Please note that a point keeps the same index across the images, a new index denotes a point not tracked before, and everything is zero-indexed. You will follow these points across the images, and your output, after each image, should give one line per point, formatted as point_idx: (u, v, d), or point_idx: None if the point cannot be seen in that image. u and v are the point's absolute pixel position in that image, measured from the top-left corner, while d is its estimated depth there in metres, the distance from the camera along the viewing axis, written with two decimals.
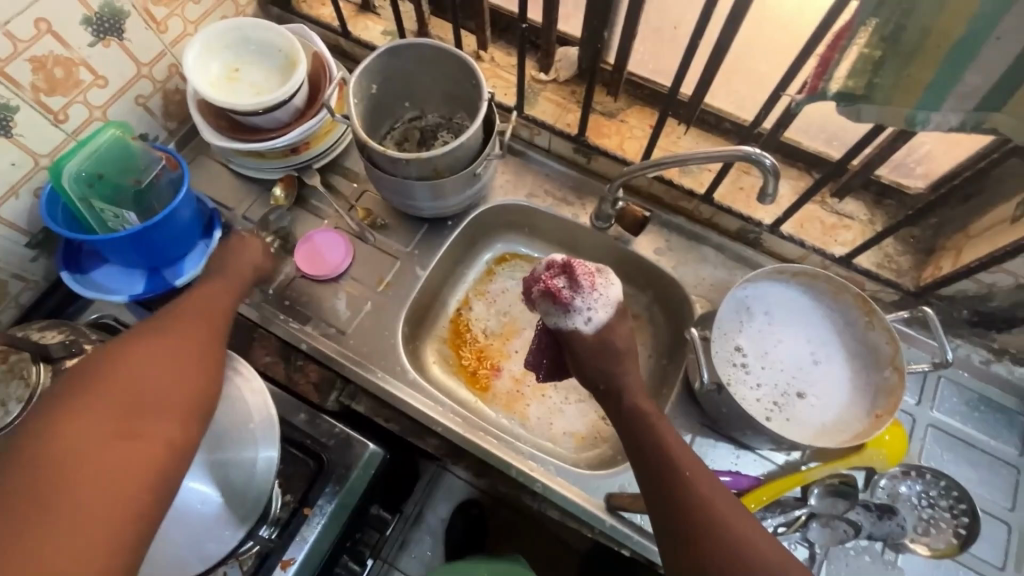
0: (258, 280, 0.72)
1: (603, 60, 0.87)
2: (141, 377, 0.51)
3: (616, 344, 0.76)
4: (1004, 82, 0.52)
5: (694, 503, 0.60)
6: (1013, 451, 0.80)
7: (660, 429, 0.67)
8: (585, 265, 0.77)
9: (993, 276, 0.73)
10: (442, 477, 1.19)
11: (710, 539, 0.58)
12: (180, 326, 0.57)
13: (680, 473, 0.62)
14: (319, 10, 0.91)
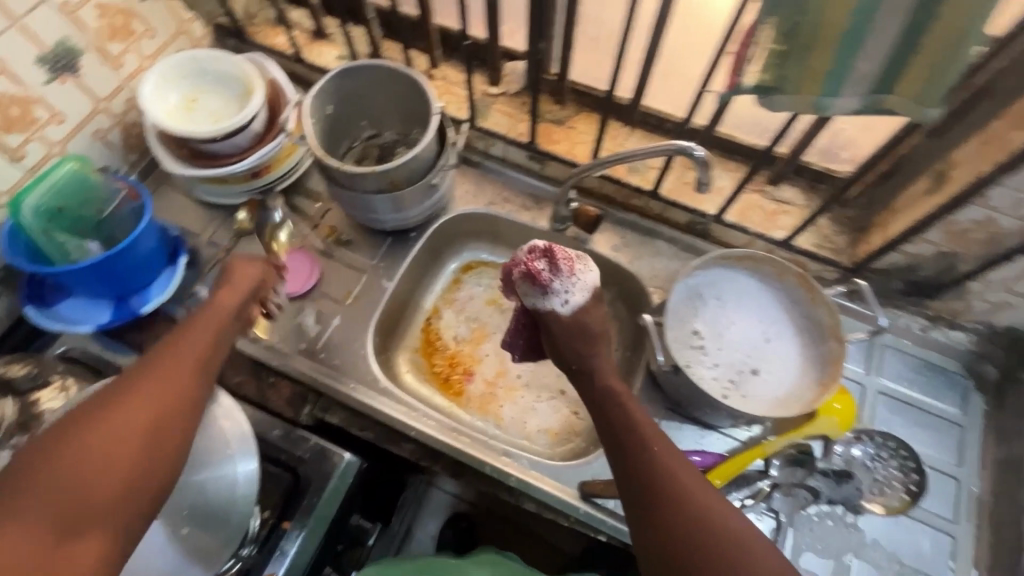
0: (257, 297, 0.69)
1: (547, 70, 0.88)
2: (87, 458, 0.46)
3: (589, 326, 0.71)
4: (893, 63, 0.52)
5: (674, 500, 0.56)
6: (955, 410, 0.81)
7: (640, 420, 0.63)
8: (567, 250, 0.72)
9: (917, 247, 0.74)
10: (429, 493, 1.15)
11: (693, 544, 0.53)
12: (148, 387, 0.52)
13: (663, 465, 0.58)
14: (274, 39, 1.01)
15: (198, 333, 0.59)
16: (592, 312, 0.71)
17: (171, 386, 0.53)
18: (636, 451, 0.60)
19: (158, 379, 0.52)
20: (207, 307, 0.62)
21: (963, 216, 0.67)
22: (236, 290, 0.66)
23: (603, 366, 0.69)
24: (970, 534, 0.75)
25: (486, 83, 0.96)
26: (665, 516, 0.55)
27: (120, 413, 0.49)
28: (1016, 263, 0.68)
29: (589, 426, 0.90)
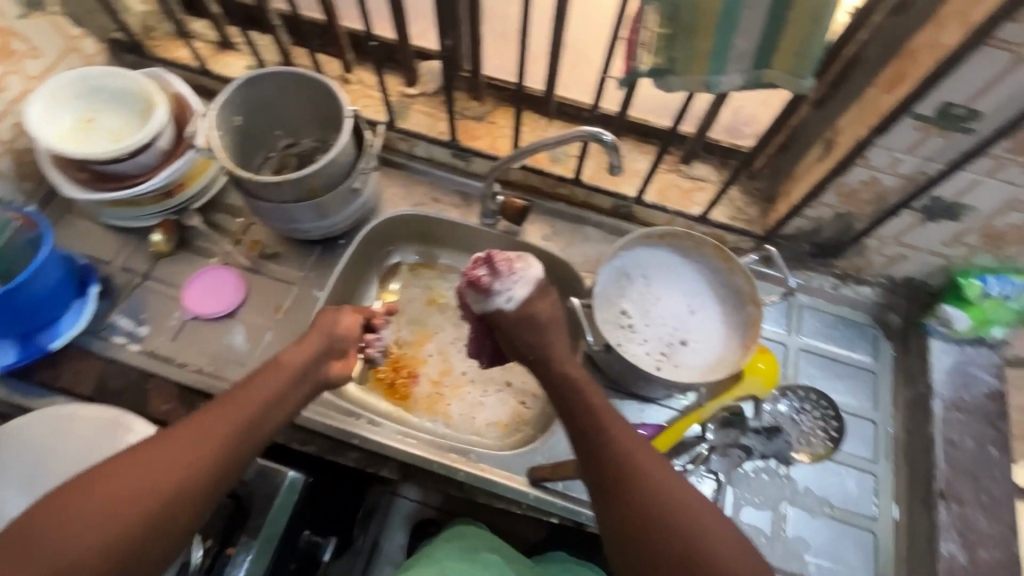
0: (336, 345, 0.71)
1: (461, 68, 0.88)
2: (138, 478, 0.53)
3: (539, 316, 0.68)
4: (767, 40, 0.55)
5: (638, 485, 0.56)
6: (868, 358, 0.87)
7: (601, 405, 0.62)
8: (504, 251, 0.71)
9: (817, 211, 0.80)
10: (395, 503, 1.12)
11: (657, 529, 0.54)
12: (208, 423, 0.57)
13: (626, 450, 0.58)
14: (175, 52, 0.97)
15: (246, 400, 0.60)
16: (540, 306, 0.68)
17: (193, 458, 0.55)
18: (599, 437, 0.60)
19: (178, 449, 0.55)
20: (271, 367, 0.64)
21: (851, 178, 0.72)
22: (300, 351, 0.66)
23: (561, 354, 0.67)
24: (888, 471, 0.81)
25: (402, 84, 0.95)
26: (629, 501, 0.56)
27: (137, 481, 0.53)
28: (902, 217, 0.74)
29: (536, 414, 0.91)
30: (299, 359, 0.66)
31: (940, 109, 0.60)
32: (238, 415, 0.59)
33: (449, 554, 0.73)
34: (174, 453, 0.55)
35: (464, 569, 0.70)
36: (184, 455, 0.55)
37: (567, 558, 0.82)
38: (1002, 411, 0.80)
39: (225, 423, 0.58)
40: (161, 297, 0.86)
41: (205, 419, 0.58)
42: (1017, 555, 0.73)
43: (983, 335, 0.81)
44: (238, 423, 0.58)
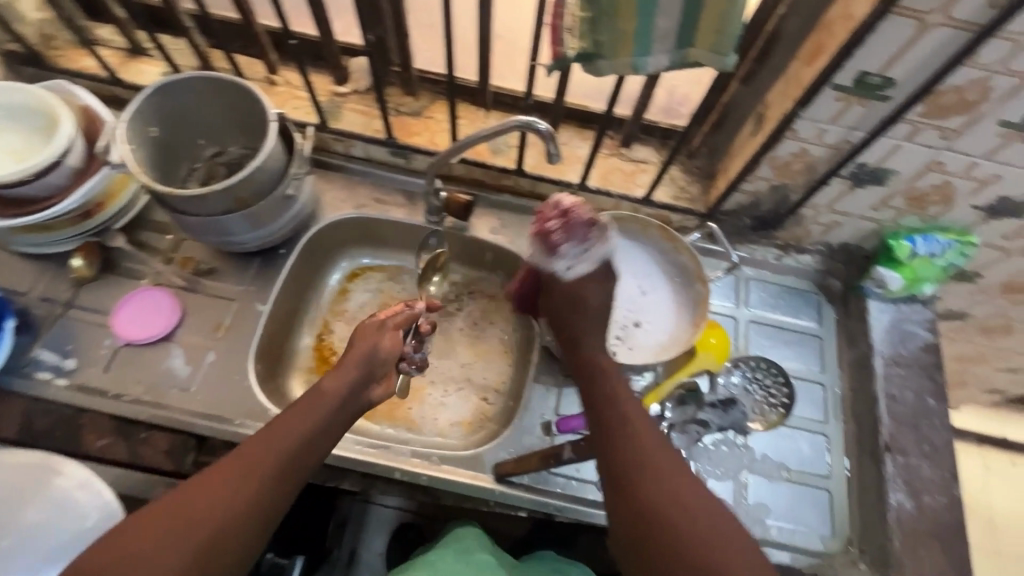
0: (376, 368, 0.67)
1: (390, 63, 0.86)
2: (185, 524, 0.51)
3: (590, 300, 0.73)
4: (686, 19, 0.55)
5: (644, 481, 0.57)
6: (813, 324, 0.90)
7: (627, 404, 0.65)
8: (587, 209, 0.70)
9: (754, 185, 0.81)
10: (370, 509, 1.10)
11: (662, 524, 0.54)
12: (249, 466, 0.55)
13: (639, 447, 0.60)
14: (80, 62, 0.90)
15: (291, 428, 0.58)
16: (592, 289, 0.73)
17: (252, 483, 0.54)
18: (613, 432, 0.62)
19: (239, 479, 0.54)
20: (314, 393, 0.62)
21: (782, 151, 0.74)
22: (340, 377, 0.64)
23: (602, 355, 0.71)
24: (839, 431, 0.84)
25: (331, 83, 0.91)
26: (637, 496, 0.57)
27: (200, 509, 0.52)
28: (833, 185, 0.77)
29: (500, 409, 0.91)
30: (341, 384, 0.63)
31: (857, 78, 0.62)
32: (286, 442, 0.57)
33: (442, 554, 0.71)
34: (232, 480, 0.53)
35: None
36: (243, 480, 0.54)
37: (556, 558, 0.80)
38: (936, 362, 0.84)
39: (276, 450, 0.57)
40: (88, 327, 0.80)
41: (255, 446, 0.56)
42: (958, 498, 0.77)
43: (915, 292, 0.85)
44: (284, 451, 0.57)
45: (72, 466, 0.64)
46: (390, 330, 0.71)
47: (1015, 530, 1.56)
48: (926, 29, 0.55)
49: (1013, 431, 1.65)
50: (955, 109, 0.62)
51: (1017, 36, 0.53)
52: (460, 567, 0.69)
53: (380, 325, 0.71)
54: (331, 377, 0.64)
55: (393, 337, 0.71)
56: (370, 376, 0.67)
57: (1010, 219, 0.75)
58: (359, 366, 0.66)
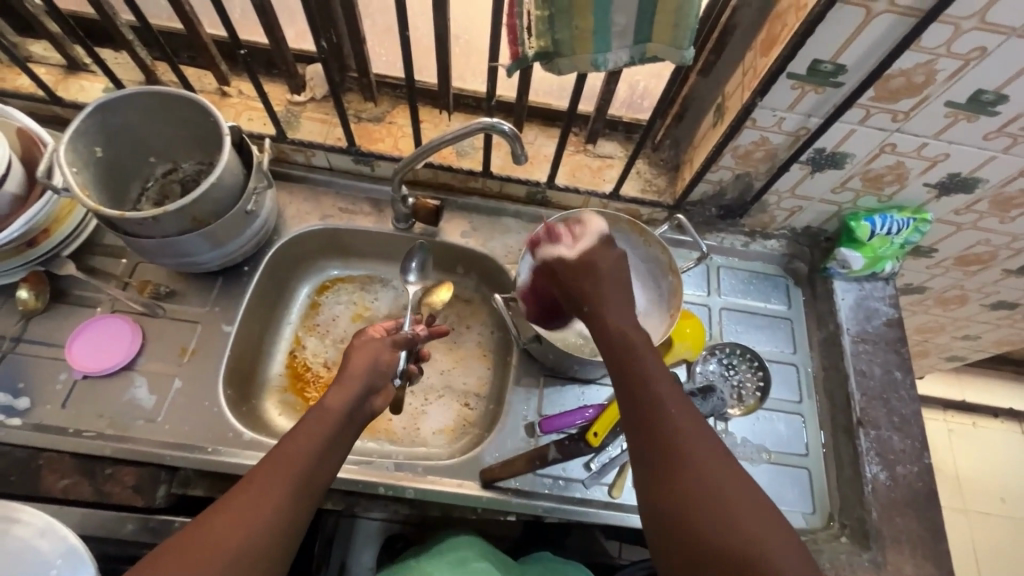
0: (387, 376, 0.68)
1: (347, 69, 0.84)
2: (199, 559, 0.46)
3: (597, 264, 0.64)
4: (643, 15, 0.55)
5: (679, 480, 0.49)
6: (782, 307, 0.92)
7: (655, 379, 0.54)
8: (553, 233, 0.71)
9: (718, 174, 0.82)
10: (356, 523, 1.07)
11: (704, 526, 0.47)
12: (258, 491, 0.51)
13: (673, 434, 0.51)
14: (15, 81, 0.85)
15: (297, 450, 0.55)
16: (599, 256, 0.64)
17: (264, 509, 0.50)
18: (646, 419, 0.52)
19: (251, 504, 0.50)
20: (316, 411, 0.59)
21: (743, 140, 0.75)
22: (343, 394, 0.61)
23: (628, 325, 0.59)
24: (813, 409, 0.86)
25: (288, 91, 0.89)
26: (670, 497, 0.49)
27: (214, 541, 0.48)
28: (793, 171, 0.78)
29: (482, 413, 0.90)
30: (345, 399, 0.61)
31: (810, 66, 0.63)
32: (297, 462, 0.54)
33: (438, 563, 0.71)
34: (241, 510, 0.50)
35: None
36: (255, 508, 0.50)
37: (551, 558, 0.79)
38: (900, 336, 0.87)
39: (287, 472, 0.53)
40: (40, 361, 0.76)
41: (260, 473, 0.53)
42: (929, 466, 0.80)
43: (877, 270, 0.88)
44: (297, 470, 0.54)
45: (33, 509, 0.54)
46: (389, 343, 0.69)
47: (981, 488, 1.65)
48: (872, 16, 0.57)
49: (972, 394, 1.74)
50: (903, 93, 0.64)
51: (957, 20, 0.55)
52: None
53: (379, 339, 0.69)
54: (332, 393, 0.61)
55: (391, 349, 0.69)
56: (370, 388, 0.64)
57: (960, 195, 0.78)
58: (360, 378, 0.63)
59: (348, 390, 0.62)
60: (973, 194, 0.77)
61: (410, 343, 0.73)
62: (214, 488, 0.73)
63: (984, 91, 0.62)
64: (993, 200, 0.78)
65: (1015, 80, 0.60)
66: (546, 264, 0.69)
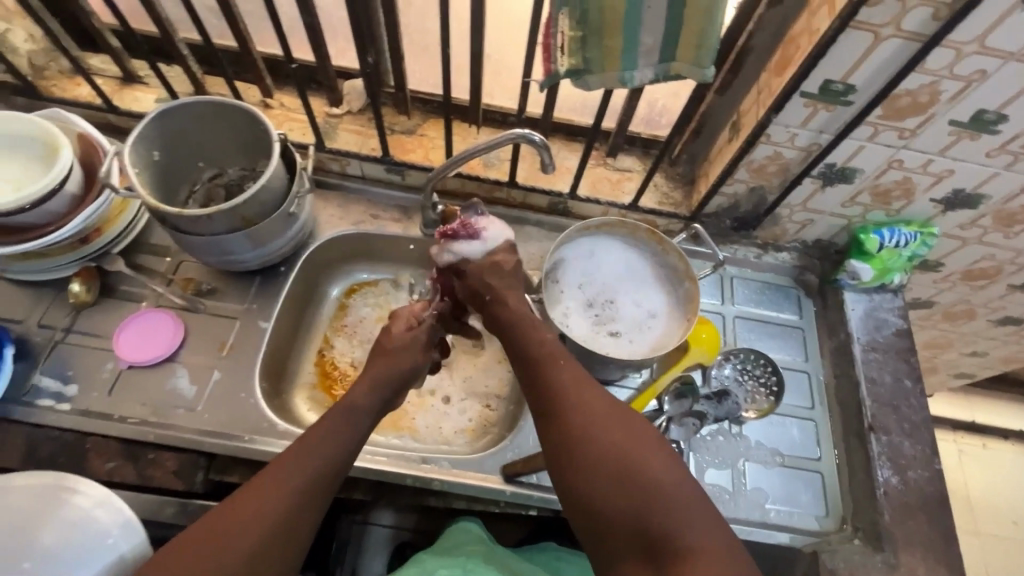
0: (411, 375, 0.74)
1: (384, 84, 0.90)
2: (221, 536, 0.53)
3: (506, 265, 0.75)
4: (668, 36, 0.60)
5: (597, 467, 0.56)
6: (794, 317, 0.95)
7: (572, 386, 0.63)
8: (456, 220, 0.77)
9: (733, 187, 0.87)
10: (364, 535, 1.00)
11: (622, 508, 0.53)
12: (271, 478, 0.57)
13: (593, 428, 0.58)
14: (75, 91, 0.92)
15: (328, 436, 0.62)
16: (504, 258, 0.76)
17: (291, 488, 0.57)
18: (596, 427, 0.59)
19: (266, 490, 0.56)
20: (346, 407, 0.66)
21: (758, 155, 0.80)
22: (373, 391, 0.69)
23: (543, 338, 0.69)
24: (826, 416, 0.89)
25: (326, 104, 0.94)
26: (594, 482, 0.55)
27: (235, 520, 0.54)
28: (805, 185, 0.83)
29: (503, 414, 0.93)
30: (372, 398, 0.69)
31: (822, 86, 0.68)
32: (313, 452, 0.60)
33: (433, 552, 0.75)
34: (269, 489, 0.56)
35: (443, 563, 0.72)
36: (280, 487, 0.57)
37: (557, 547, 0.85)
38: (909, 346, 0.91)
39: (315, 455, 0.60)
40: (88, 352, 0.80)
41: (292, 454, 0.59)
42: (939, 471, 0.82)
43: (886, 281, 0.92)
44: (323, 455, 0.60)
45: (91, 482, 0.66)
46: (423, 343, 0.77)
47: (993, 510, 1.64)
48: (880, 40, 0.62)
49: (982, 414, 1.74)
50: (910, 111, 0.68)
51: (959, 44, 0.60)
52: (450, 559, 0.73)
53: (414, 338, 0.76)
54: (361, 391, 0.68)
55: (424, 351, 0.76)
56: (398, 387, 0.72)
57: (964, 210, 0.82)
58: (390, 376, 0.71)
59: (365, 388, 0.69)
60: (977, 209, 0.81)
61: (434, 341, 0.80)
62: (249, 476, 0.77)
63: (985, 111, 0.66)
64: (996, 216, 0.82)
65: (1013, 101, 0.64)
66: (456, 264, 0.76)
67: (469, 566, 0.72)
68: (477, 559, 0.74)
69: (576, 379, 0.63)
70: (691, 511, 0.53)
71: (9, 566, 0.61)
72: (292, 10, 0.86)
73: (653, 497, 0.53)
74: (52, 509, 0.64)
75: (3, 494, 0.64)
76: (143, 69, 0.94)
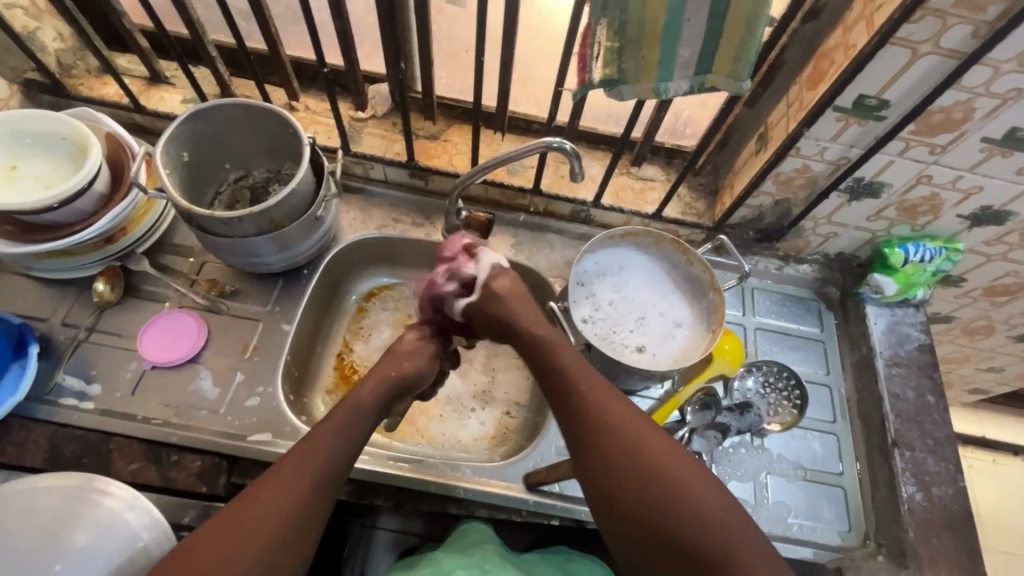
0: (411, 386, 0.74)
1: (411, 89, 0.91)
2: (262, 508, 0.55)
3: (500, 291, 0.76)
4: (706, 49, 0.61)
5: (634, 475, 0.57)
6: (815, 329, 0.95)
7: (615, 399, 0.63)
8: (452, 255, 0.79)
9: (758, 200, 0.87)
10: (373, 536, 0.98)
11: (660, 515, 0.54)
12: (304, 463, 0.59)
13: (628, 440, 0.59)
14: (101, 90, 0.92)
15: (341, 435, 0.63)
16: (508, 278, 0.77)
17: (314, 476, 0.59)
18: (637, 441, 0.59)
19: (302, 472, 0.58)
20: (348, 406, 0.67)
21: (786, 167, 0.80)
22: (377, 393, 0.70)
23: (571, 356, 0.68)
24: (847, 430, 0.88)
25: (352, 109, 0.95)
26: (628, 489, 0.57)
27: (275, 495, 0.56)
28: (832, 199, 0.83)
29: (523, 422, 0.92)
30: (375, 399, 0.69)
31: (856, 101, 0.68)
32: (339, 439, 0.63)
33: (448, 551, 0.74)
34: (270, 501, 0.56)
35: (463, 562, 0.71)
36: (278, 499, 0.56)
37: (568, 549, 0.83)
38: (932, 361, 0.90)
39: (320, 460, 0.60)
40: (111, 352, 0.80)
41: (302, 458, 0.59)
42: (963, 488, 0.82)
43: (909, 296, 0.92)
44: (324, 460, 0.60)
45: (120, 483, 0.67)
46: (430, 354, 0.78)
47: (1006, 527, 1.63)
48: (917, 57, 0.62)
49: (993, 430, 1.74)
50: (942, 128, 0.68)
51: (997, 63, 0.60)
52: (466, 560, 0.72)
53: (422, 346, 0.78)
54: (366, 390, 0.69)
55: (431, 360, 0.78)
56: (399, 392, 0.73)
57: (991, 227, 0.82)
58: (394, 379, 0.72)
59: (366, 387, 0.70)
60: (1004, 226, 0.81)
61: (442, 349, 0.82)
62: None
63: (1019, 129, 0.66)
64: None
65: None
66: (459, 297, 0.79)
67: (487, 567, 0.71)
68: (494, 559, 0.72)
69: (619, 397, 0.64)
70: (732, 522, 0.54)
71: (40, 567, 0.62)
72: (322, 15, 0.87)
73: (690, 507, 0.54)
74: (80, 509, 0.64)
75: (32, 493, 0.65)
76: (170, 70, 0.95)
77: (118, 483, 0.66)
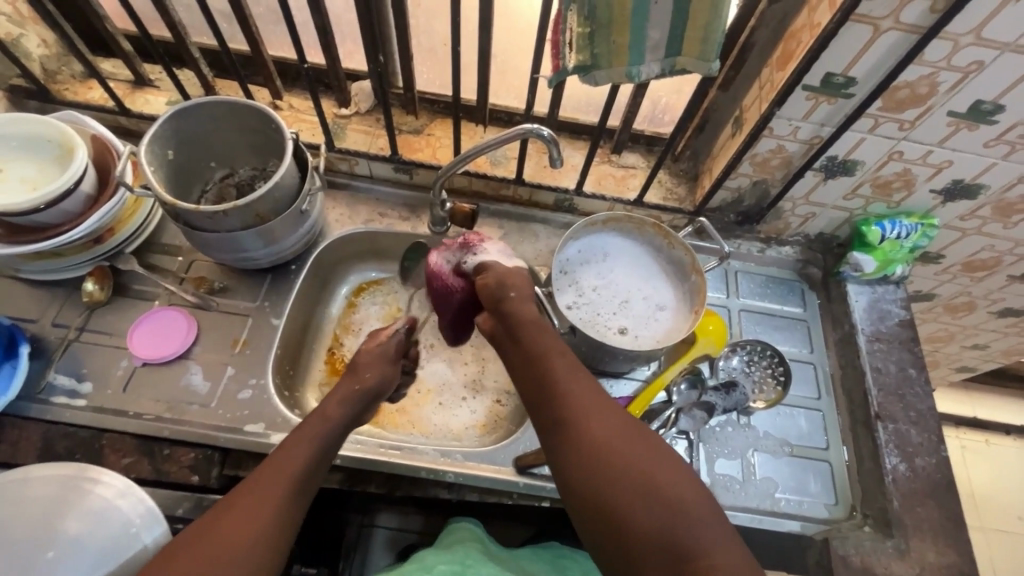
0: (377, 396, 0.76)
1: (392, 85, 0.92)
2: (242, 511, 0.56)
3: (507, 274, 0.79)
4: (675, 30, 0.62)
5: (613, 474, 0.57)
6: (798, 309, 0.96)
7: (589, 395, 0.64)
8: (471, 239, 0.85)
9: (737, 182, 0.88)
10: (372, 534, 0.99)
11: (633, 514, 0.54)
12: (279, 467, 0.61)
13: (605, 439, 0.59)
14: (87, 95, 0.94)
15: (310, 440, 0.65)
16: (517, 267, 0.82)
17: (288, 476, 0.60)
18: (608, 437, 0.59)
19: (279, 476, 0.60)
20: (319, 414, 0.68)
21: (762, 149, 0.81)
22: (344, 402, 0.71)
23: (542, 349, 0.69)
24: (832, 406, 0.90)
25: (335, 106, 0.96)
26: (607, 489, 0.56)
27: (253, 496, 0.58)
28: (808, 178, 0.84)
29: (513, 409, 0.94)
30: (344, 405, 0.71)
31: (824, 79, 0.70)
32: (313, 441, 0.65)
33: (433, 549, 0.75)
34: (241, 518, 0.56)
35: (446, 556, 0.72)
36: (252, 511, 0.56)
37: (561, 545, 0.83)
38: (912, 336, 0.92)
39: (296, 463, 0.62)
40: (102, 351, 0.81)
41: (275, 464, 0.61)
42: (946, 458, 0.84)
43: (888, 273, 0.94)
44: (296, 469, 0.61)
45: (114, 473, 0.68)
46: (391, 357, 0.80)
47: (999, 505, 1.64)
48: (880, 33, 0.64)
49: (983, 411, 1.76)
50: (909, 103, 0.70)
51: (956, 36, 0.62)
52: (448, 556, 0.72)
53: (381, 352, 0.79)
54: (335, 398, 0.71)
55: (392, 365, 0.79)
56: (368, 402, 0.74)
57: (964, 201, 0.83)
58: (359, 392, 0.73)
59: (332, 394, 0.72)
60: (976, 200, 0.83)
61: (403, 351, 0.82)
62: None
63: (983, 101, 0.68)
64: (996, 206, 0.83)
65: (1011, 91, 0.66)
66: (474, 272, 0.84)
67: (468, 563, 0.71)
68: (478, 557, 0.73)
69: (594, 395, 0.64)
70: (706, 516, 0.54)
71: (35, 559, 0.62)
72: (303, 14, 0.88)
73: (663, 508, 0.54)
74: (76, 500, 0.65)
75: (27, 486, 0.66)
76: (154, 73, 0.96)
77: (112, 474, 0.67)
